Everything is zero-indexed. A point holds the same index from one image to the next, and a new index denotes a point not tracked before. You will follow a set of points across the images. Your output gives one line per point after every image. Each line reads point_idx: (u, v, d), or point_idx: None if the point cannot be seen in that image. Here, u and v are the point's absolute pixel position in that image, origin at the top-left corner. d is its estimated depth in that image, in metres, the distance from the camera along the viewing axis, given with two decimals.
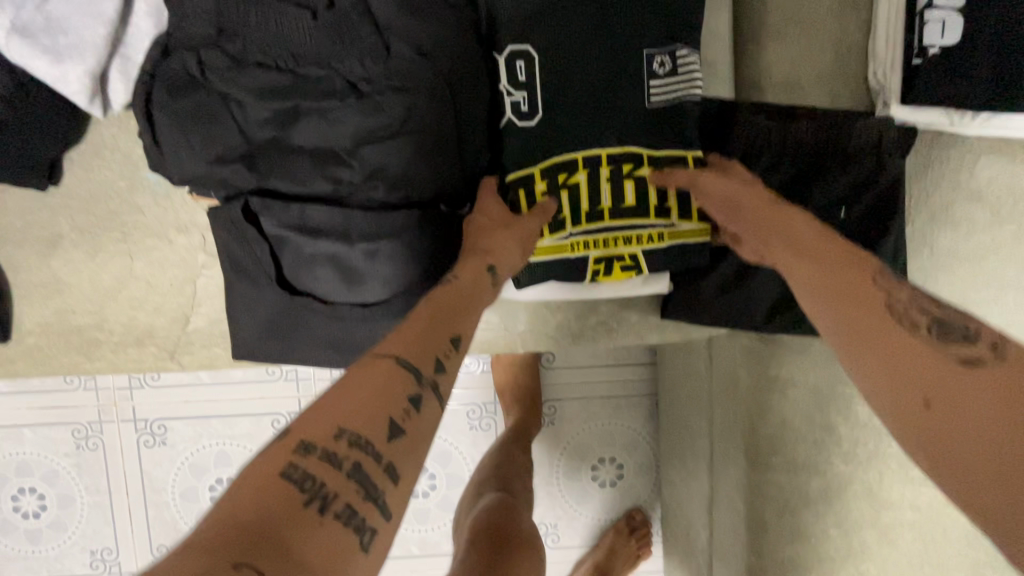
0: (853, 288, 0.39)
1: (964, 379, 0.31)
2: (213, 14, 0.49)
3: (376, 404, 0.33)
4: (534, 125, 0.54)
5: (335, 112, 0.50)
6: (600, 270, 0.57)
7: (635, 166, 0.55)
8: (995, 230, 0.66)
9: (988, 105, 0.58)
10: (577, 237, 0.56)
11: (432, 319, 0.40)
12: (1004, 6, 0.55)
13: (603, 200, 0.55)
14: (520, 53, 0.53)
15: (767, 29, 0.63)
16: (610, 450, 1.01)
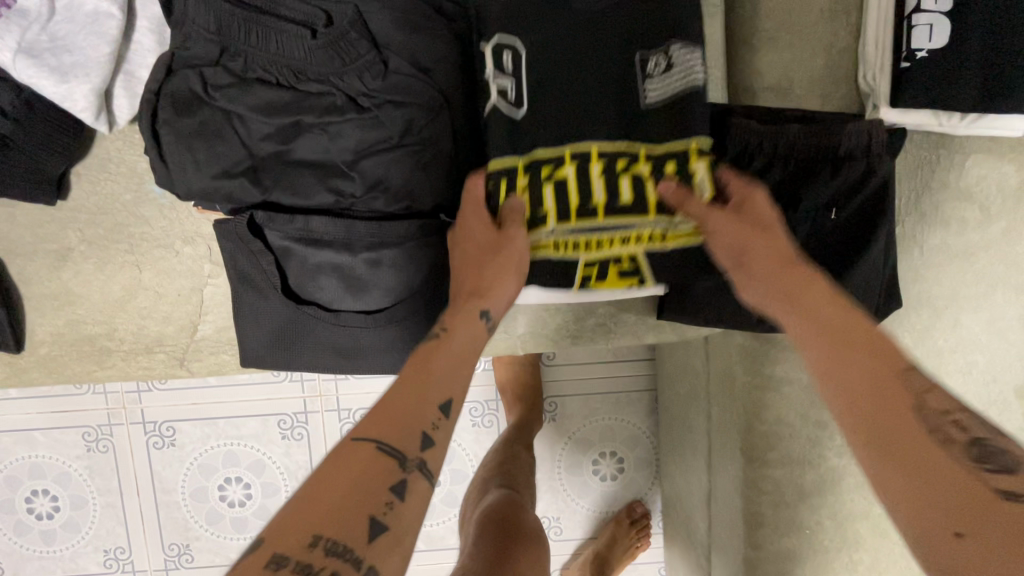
0: (892, 390, 0.37)
1: (1002, 512, 0.32)
2: (216, 33, 0.50)
3: (355, 502, 0.35)
4: (519, 113, 0.52)
5: (337, 127, 0.52)
6: (592, 273, 0.56)
7: (630, 162, 0.52)
8: (985, 228, 0.68)
9: (975, 107, 0.59)
10: (561, 235, 0.53)
11: (414, 391, 0.41)
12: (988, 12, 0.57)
13: (594, 196, 0.52)
14: (507, 45, 0.51)
15: (759, 35, 0.64)
16: (611, 445, 1.03)
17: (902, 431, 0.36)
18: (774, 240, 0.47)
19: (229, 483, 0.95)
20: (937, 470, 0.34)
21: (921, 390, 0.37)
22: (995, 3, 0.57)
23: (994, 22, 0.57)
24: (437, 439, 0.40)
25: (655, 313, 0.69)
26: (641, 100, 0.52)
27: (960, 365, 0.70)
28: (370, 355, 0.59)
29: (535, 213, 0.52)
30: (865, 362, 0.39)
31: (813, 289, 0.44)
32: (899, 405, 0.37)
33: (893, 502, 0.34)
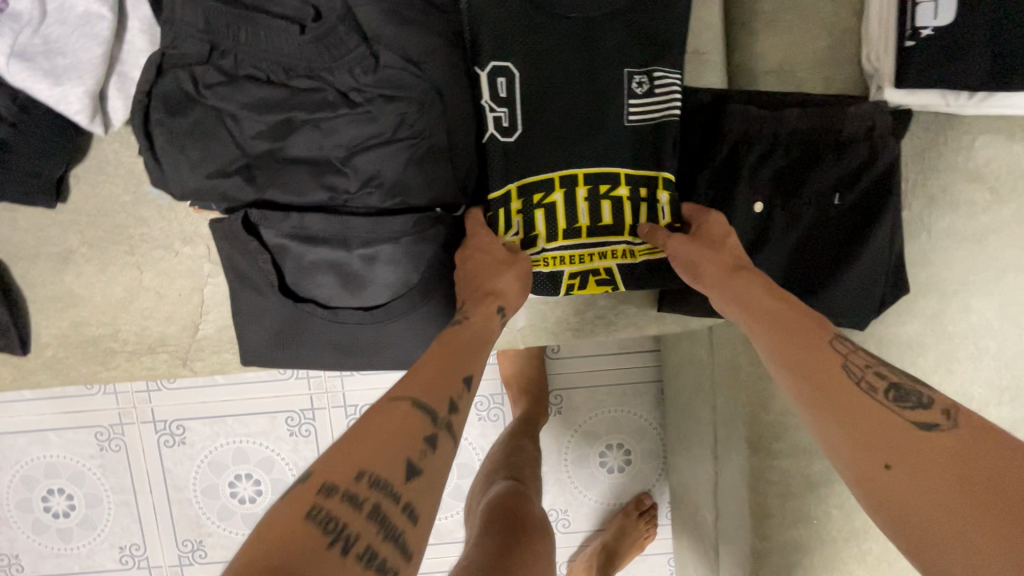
0: (822, 357, 0.43)
1: (926, 441, 0.36)
2: (205, 31, 0.50)
3: (399, 443, 0.36)
4: (514, 140, 0.55)
5: (329, 123, 0.52)
6: (576, 283, 0.59)
7: (612, 186, 0.57)
8: (995, 210, 0.66)
9: (986, 85, 0.58)
10: (549, 253, 0.57)
11: (442, 362, 0.44)
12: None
13: (580, 217, 0.57)
14: (502, 71, 0.54)
15: (758, 18, 0.63)
16: (617, 437, 1.02)
17: (836, 388, 0.41)
18: (728, 250, 0.53)
19: (239, 479, 0.96)
20: (869, 416, 0.39)
21: (846, 351, 0.43)
22: None
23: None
24: (463, 405, 0.42)
25: (657, 304, 0.68)
26: (625, 118, 0.57)
27: (973, 351, 0.68)
28: (369, 351, 0.59)
29: (525, 235, 0.56)
30: (797, 339, 0.44)
31: (750, 286, 0.49)
32: (829, 368, 0.42)
33: (838, 451, 0.39)
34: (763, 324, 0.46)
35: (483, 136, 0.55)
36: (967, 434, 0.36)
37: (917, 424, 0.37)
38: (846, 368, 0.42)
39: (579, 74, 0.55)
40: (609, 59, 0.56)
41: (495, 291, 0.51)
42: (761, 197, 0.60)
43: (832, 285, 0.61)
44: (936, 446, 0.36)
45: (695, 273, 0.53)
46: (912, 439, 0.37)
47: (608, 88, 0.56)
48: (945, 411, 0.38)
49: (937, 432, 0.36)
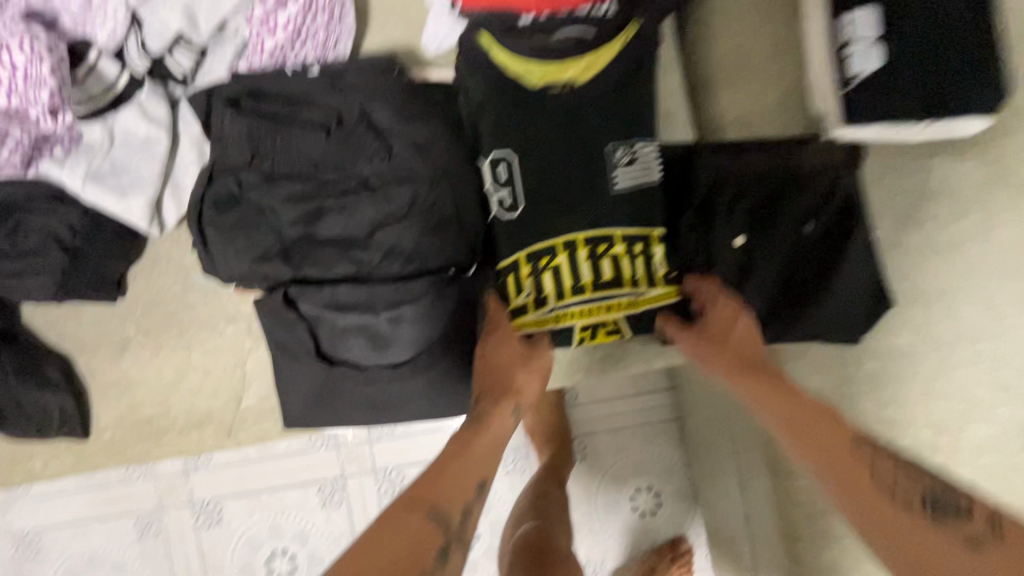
0: (850, 469, 0.45)
1: (969, 557, 0.37)
2: (248, 141, 0.59)
3: (413, 546, 0.41)
4: (516, 215, 0.63)
5: (353, 206, 0.60)
6: (587, 335, 0.66)
7: (609, 246, 0.64)
8: (961, 221, 0.71)
9: (926, 114, 0.65)
10: (559, 310, 0.64)
11: (463, 470, 0.49)
12: (909, 36, 0.64)
13: (584, 275, 0.64)
14: (502, 157, 0.62)
15: (718, 80, 0.73)
16: (646, 478, 1.03)
17: (869, 502, 0.43)
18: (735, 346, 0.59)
19: (276, 555, 0.98)
20: (905, 532, 0.40)
21: (870, 458, 0.45)
22: (918, 28, 0.64)
23: (922, 41, 0.64)
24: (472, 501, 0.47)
25: (661, 342, 0.72)
26: (612, 187, 0.64)
27: (973, 355, 0.71)
28: (401, 406, 0.64)
29: (537, 295, 0.63)
30: (822, 449, 0.47)
31: (769, 392, 0.53)
32: (859, 480, 0.44)
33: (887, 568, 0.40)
34: (788, 433, 0.50)
35: (490, 214, 0.63)
36: (1013, 547, 0.37)
37: (960, 536, 0.38)
38: (877, 478, 0.44)
39: (561, 140, 0.63)
40: (591, 127, 0.63)
41: (515, 388, 0.57)
42: (740, 231, 0.67)
43: (819, 306, 0.67)
44: (980, 564, 0.37)
45: (708, 365, 0.60)
46: (961, 556, 0.37)
47: (591, 151, 0.64)
48: (988, 522, 0.39)
49: (984, 549, 0.37)
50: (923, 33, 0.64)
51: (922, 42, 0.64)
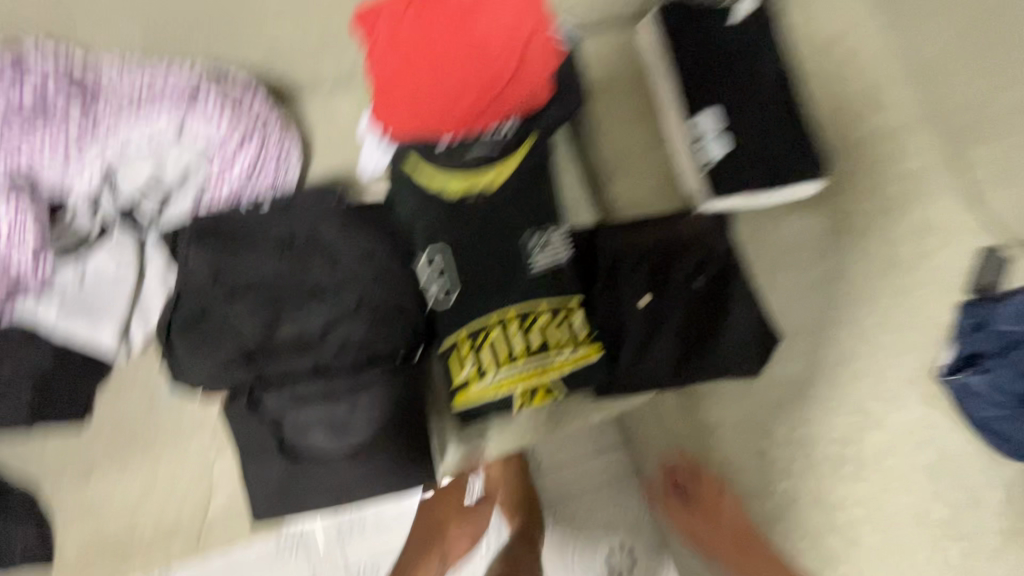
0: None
1: None
2: (210, 266, 0.69)
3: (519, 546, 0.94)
4: (451, 300, 0.73)
5: (307, 310, 0.69)
6: (525, 398, 0.74)
7: (534, 317, 0.75)
8: (813, 266, 0.88)
9: (765, 184, 0.83)
10: (499, 378, 0.73)
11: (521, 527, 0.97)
12: (736, 133, 0.85)
13: (516, 345, 0.73)
14: (439, 251, 0.74)
15: (606, 171, 0.89)
16: (618, 537, 1.02)
17: None
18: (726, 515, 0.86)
19: None
20: None
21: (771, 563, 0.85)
22: (740, 125, 0.85)
23: (745, 135, 0.85)
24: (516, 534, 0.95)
25: (597, 395, 0.81)
26: (527, 268, 0.76)
27: (854, 372, 0.84)
28: (365, 487, 0.70)
29: (478, 368, 0.73)
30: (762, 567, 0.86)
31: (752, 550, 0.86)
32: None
33: None
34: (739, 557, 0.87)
35: (428, 300, 0.73)
36: None
37: None
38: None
39: (480, 235, 0.75)
40: (507, 224, 0.77)
41: None
42: (642, 291, 0.80)
43: (718, 344, 0.79)
44: None
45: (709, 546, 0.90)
46: None
47: (507, 241, 0.76)
48: None
49: None
50: (745, 129, 0.85)
51: (745, 135, 0.85)
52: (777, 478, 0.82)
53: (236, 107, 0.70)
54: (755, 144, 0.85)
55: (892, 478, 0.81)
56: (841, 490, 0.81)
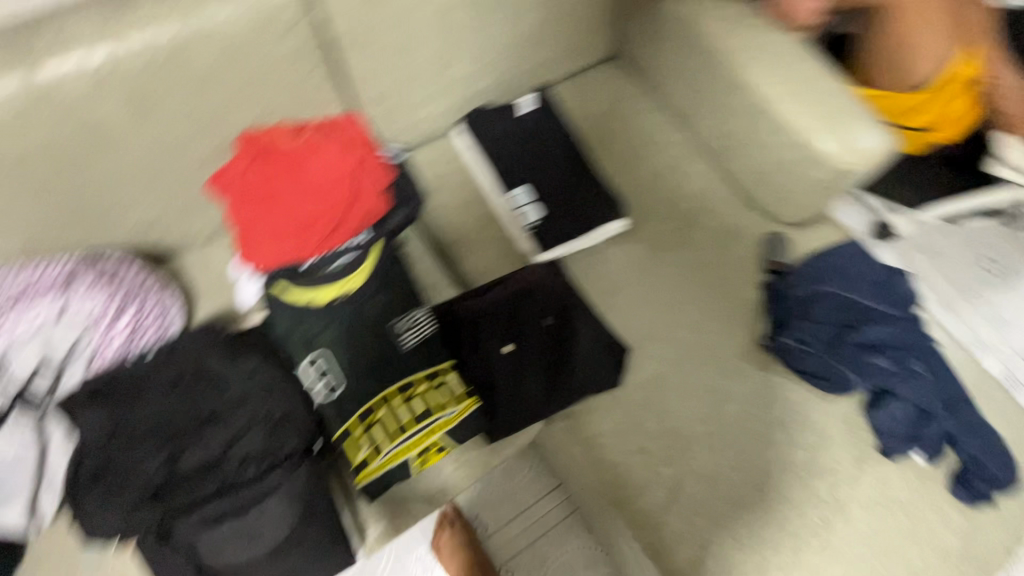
0: None
1: None
2: (107, 422, 0.77)
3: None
4: (338, 392, 0.85)
5: (204, 437, 0.78)
6: (423, 459, 0.85)
7: (414, 388, 0.86)
8: (642, 282, 1.06)
9: (578, 229, 1.05)
10: (395, 449, 0.83)
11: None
12: (547, 196, 1.06)
13: (404, 416, 0.84)
14: (319, 355, 0.87)
15: (457, 252, 1.06)
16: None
17: None
18: None
19: None
20: None
21: None
22: (548, 190, 1.06)
23: (554, 196, 1.06)
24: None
25: (487, 441, 0.90)
26: (401, 345, 0.90)
27: (694, 361, 1.01)
28: None
29: (374, 445, 0.82)
30: None
31: None
32: None
33: None
34: None
35: (317, 398, 0.85)
36: None
37: None
38: None
39: (353, 331, 0.89)
40: (374, 313, 0.91)
41: None
42: (504, 341, 0.95)
43: (575, 370, 0.95)
44: None
45: None
46: None
47: (378, 330, 0.90)
48: None
49: None
50: (552, 192, 1.06)
51: (554, 196, 1.06)
52: (658, 466, 0.94)
53: (111, 280, 0.82)
54: (561, 200, 1.06)
55: (751, 436, 0.96)
56: (714, 460, 0.94)
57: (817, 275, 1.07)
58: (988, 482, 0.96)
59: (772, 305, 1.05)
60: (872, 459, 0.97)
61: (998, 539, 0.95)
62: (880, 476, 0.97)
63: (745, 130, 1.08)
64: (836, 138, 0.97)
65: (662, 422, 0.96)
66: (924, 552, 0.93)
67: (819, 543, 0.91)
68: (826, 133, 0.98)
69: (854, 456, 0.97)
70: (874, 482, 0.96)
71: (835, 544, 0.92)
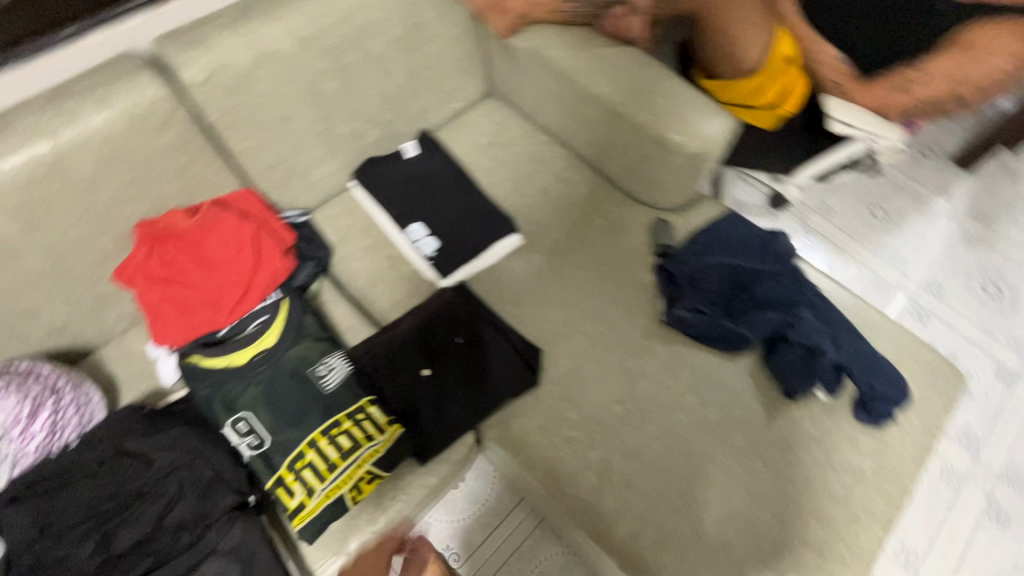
0: None
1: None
2: (33, 519, 0.78)
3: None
4: (266, 447, 0.89)
5: (134, 514, 0.80)
6: (357, 492, 0.90)
7: (339, 426, 0.92)
8: (545, 287, 1.15)
9: (474, 250, 1.15)
10: (327, 487, 0.88)
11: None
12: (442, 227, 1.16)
13: (331, 454, 0.89)
14: (241, 417, 0.91)
15: (369, 292, 1.13)
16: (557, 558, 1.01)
17: None
18: None
19: None
20: None
21: None
22: (443, 222, 1.16)
23: (448, 226, 1.16)
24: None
25: (419, 463, 0.95)
26: (323, 388, 0.95)
27: (604, 348, 1.09)
28: None
29: (307, 488, 0.87)
30: None
31: None
32: None
33: None
34: None
35: (246, 456, 0.89)
36: None
37: None
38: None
39: (271, 386, 0.94)
40: (291, 363, 0.97)
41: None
42: (421, 367, 1.00)
43: (491, 379, 1.01)
44: None
45: None
46: None
47: (297, 379, 0.95)
48: None
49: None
50: (446, 222, 1.16)
51: (448, 226, 1.16)
52: (586, 449, 0.99)
53: (21, 383, 0.82)
54: (456, 228, 1.16)
55: (666, 407, 1.04)
56: (635, 434, 1.01)
57: (700, 250, 1.19)
58: (886, 403, 1.05)
59: (664, 286, 1.15)
60: (780, 405, 1.06)
61: (904, 455, 1.03)
62: (789, 419, 1.05)
63: (609, 136, 1.21)
64: (681, 129, 1.10)
65: (583, 410, 1.03)
66: (842, 480, 1.01)
67: (743, 490, 0.98)
68: (674, 126, 1.10)
69: (763, 406, 1.05)
70: (785, 425, 1.04)
71: (760, 489, 0.98)
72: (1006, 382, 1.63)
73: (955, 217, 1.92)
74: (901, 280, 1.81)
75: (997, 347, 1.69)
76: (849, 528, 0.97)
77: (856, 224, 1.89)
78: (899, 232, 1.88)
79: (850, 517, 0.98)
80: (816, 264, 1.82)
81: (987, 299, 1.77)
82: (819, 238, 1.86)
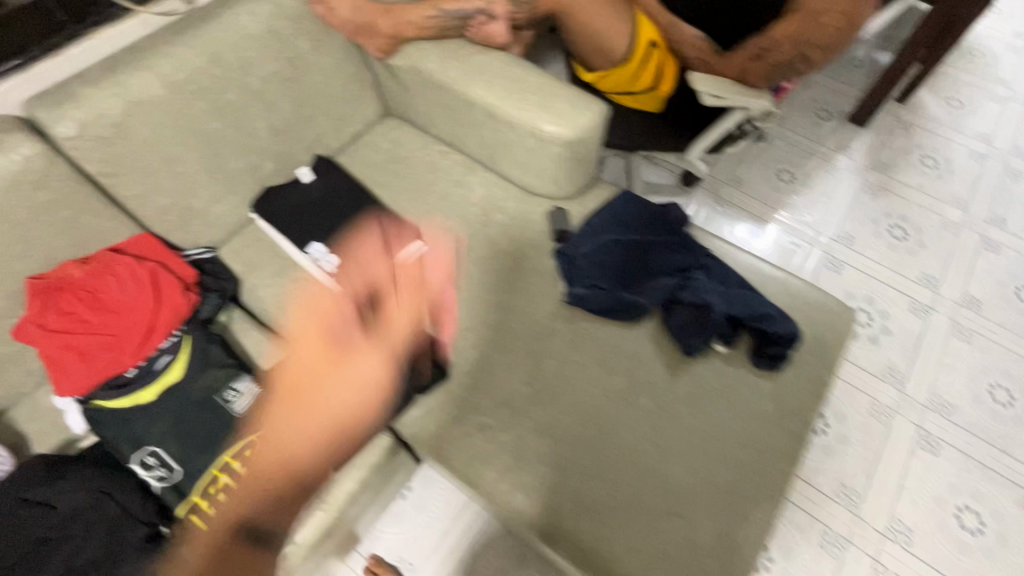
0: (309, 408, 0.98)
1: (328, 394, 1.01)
2: None
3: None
4: (175, 477, 0.94)
5: (44, 561, 0.85)
6: None
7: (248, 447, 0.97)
8: (451, 286, 1.19)
9: (376, 261, 1.18)
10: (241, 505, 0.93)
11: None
12: (343, 243, 1.19)
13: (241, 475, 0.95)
14: (150, 452, 0.96)
15: (279, 316, 1.16)
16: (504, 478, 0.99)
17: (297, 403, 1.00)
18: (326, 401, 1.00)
19: None
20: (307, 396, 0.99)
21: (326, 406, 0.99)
22: (343, 237, 1.20)
23: (348, 241, 1.19)
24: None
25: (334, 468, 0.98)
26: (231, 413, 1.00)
27: (511, 336, 1.13)
28: None
29: (221, 509, 0.93)
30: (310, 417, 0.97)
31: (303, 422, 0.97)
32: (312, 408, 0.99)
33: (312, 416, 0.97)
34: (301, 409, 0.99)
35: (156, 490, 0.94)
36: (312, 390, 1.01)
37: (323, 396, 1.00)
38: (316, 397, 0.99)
39: (180, 417, 0.98)
40: (200, 393, 1.00)
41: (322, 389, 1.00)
42: None
43: (399, 379, 1.05)
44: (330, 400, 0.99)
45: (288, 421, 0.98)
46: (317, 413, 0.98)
47: (206, 408, 0.99)
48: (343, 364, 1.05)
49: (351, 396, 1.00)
50: (347, 238, 1.19)
51: (349, 241, 1.19)
52: (497, 431, 1.03)
53: None
54: (355, 243, 1.19)
55: (573, 381, 1.08)
56: (544, 412, 1.05)
57: (596, 228, 1.24)
58: (779, 345, 1.10)
59: (562, 269, 1.20)
60: (682, 364, 1.11)
61: (802, 391, 1.09)
62: (692, 375, 1.10)
63: (493, 136, 1.27)
64: (553, 119, 1.17)
65: (493, 397, 1.07)
66: (748, 423, 1.05)
67: (653, 449, 1.02)
68: (545, 117, 1.17)
69: (666, 366, 1.10)
70: (688, 382, 1.09)
71: (668, 444, 1.02)
72: (921, 316, 1.72)
73: (856, 171, 2.04)
74: (815, 236, 1.89)
75: (910, 286, 1.78)
76: (755, 468, 1.01)
77: (766, 190, 1.98)
78: (806, 192, 1.99)
79: (758, 458, 1.02)
80: (733, 233, 1.89)
81: (894, 242, 1.87)
82: (733, 209, 1.95)
